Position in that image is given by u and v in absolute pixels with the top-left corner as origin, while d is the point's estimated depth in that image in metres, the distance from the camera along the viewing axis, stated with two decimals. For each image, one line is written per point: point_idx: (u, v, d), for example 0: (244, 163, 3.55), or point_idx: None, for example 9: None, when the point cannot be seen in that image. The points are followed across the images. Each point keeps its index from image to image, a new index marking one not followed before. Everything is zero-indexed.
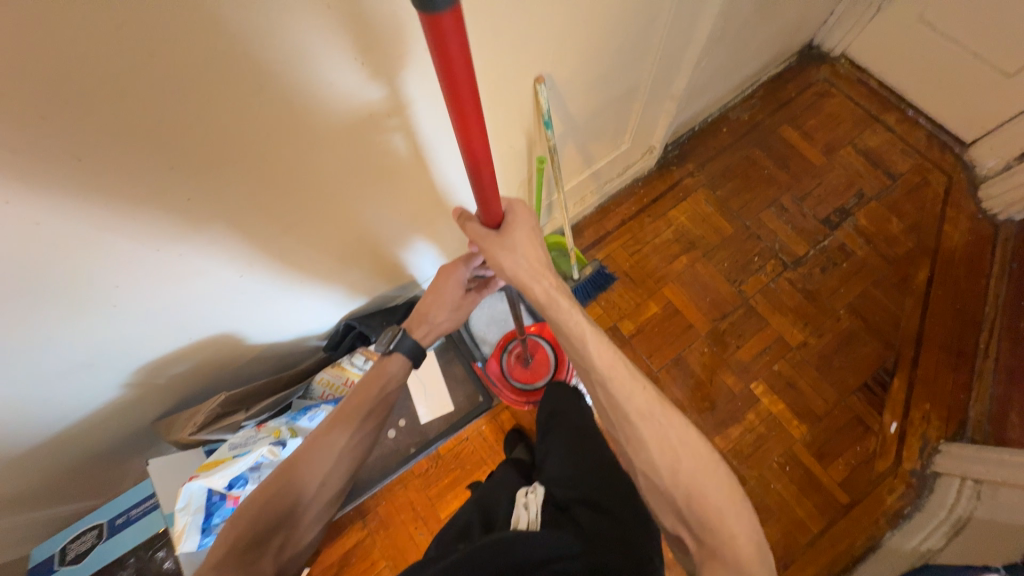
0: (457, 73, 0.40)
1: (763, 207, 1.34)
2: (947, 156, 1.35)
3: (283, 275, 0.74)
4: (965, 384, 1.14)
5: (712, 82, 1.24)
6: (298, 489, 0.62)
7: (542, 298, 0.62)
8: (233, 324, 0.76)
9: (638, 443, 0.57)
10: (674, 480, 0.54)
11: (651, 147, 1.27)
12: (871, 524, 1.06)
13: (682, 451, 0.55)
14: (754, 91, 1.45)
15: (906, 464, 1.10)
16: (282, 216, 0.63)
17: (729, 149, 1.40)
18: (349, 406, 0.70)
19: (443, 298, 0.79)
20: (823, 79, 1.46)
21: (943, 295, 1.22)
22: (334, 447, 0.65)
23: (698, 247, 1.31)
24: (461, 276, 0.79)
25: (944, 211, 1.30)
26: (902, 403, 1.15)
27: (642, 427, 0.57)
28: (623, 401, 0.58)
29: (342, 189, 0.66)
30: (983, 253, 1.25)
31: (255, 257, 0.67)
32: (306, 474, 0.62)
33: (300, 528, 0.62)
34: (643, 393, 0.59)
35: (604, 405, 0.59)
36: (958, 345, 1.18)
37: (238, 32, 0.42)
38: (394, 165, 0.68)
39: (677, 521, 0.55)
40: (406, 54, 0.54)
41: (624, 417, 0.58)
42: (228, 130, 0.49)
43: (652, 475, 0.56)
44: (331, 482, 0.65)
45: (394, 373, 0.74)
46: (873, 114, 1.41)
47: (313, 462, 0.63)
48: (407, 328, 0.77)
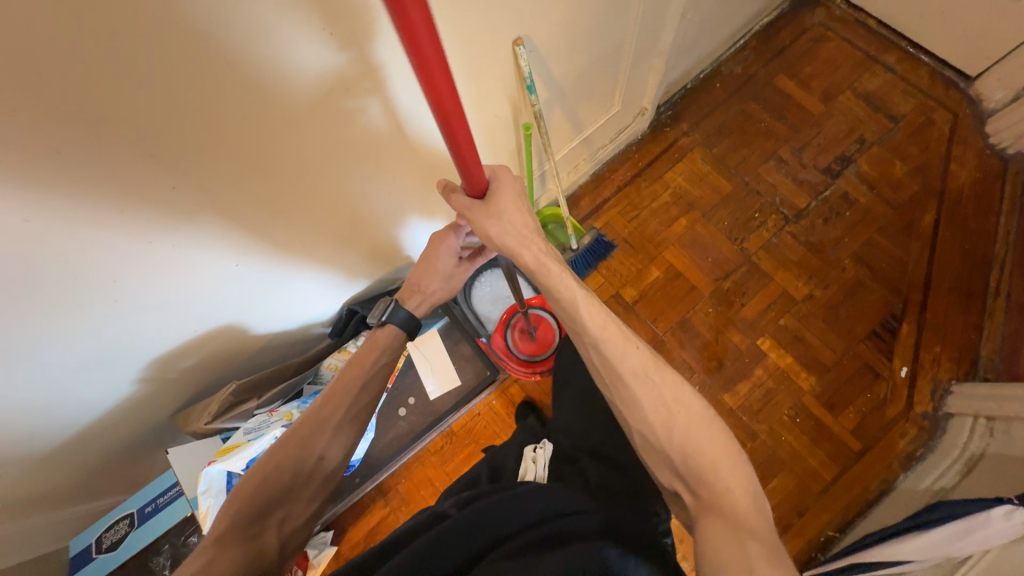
0: (422, 44, 0.40)
1: (762, 160, 1.31)
2: (952, 93, 1.30)
3: (279, 261, 0.74)
4: (976, 324, 1.13)
5: (701, 35, 1.20)
6: (296, 462, 0.64)
7: (532, 264, 0.62)
8: (235, 314, 0.77)
9: (633, 403, 0.57)
10: (669, 440, 0.55)
11: (642, 109, 1.24)
12: (883, 468, 1.07)
13: (676, 410, 0.56)
14: (747, 42, 1.40)
15: (917, 408, 1.10)
16: (270, 198, 0.63)
17: (723, 105, 1.36)
18: (345, 379, 0.71)
19: (434, 266, 0.80)
20: (818, 24, 1.40)
21: (951, 236, 1.20)
22: (330, 423, 0.67)
23: (696, 207, 1.29)
24: (452, 244, 0.79)
25: (950, 149, 1.26)
26: (912, 348, 1.14)
27: (639, 378, 0.58)
28: (619, 353, 0.59)
29: (326, 166, 0.65)
30: (992, 190, 1.21)
31: (249, 242, 0.67)
32: (305, 448, 0.65)
33: (300, 504, 0.64)
34: (636, 352, 0.59)
35: (598, 363, 0.60)
36: (968, 286, 1.16)
37: (197, 12, 0.41)
38: (378, 136, 0.67)
39: (673, 479, 0.56)
40: (372, 15, 0.52)
41: (618, 376, 0.58)
42: (198, 110, 0.48)
43: (648, 435, 0.57)
44: (331, 454, 0.67)
45: (385, 347, 0.75)
46: (872, 55, 1.36)
47: (313, 435, 0.65)
48: (399, 299, 0.79)
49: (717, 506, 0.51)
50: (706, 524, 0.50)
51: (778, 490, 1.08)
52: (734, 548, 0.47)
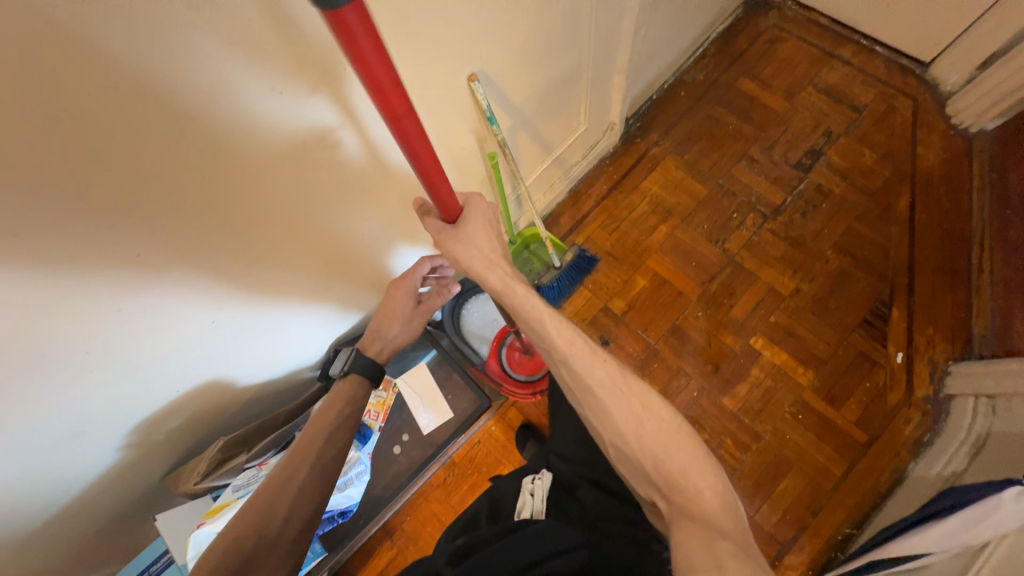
0: (377, 73, 0.42)
1: (734, 162, 1.33)
2: (909, 79, 1.34)
3: (261, 307, 0.75)
4: (965, 302, 1.14)
5: (657, 51, 1.24)
6: (258, 527, 0.65)
7: (499, 287, 0.62)
8: (223, 364, 0.77)
9: (604, 415, 0.58)
10: (640, 447, 0.56)
11: (611, 124, 1.27)
12: (893, 457, 1.06)
13: (647, 416, 0.57)
14: (706, 50, 1.44)
15: (918, 392, 1.09)
16: (245, 248, 0.64)
17: (690, 112, 1.40)
18: (307, 435, 0.74)
19: (394, 312, 0.86)
20: (772, 26, 1.44)
21: (928, 217, 1.21)
22: (292, 483, 0.69)
23: (675, 214, 1.31)
24: (410, 287, 0.86)
25: (915, 133, 1.29)
26: (905, 332, 1.14)
27: (603, 395, 0.58)
28: (585, 377, 0.59)
29: (297, 210, 0.66)
30: (961, 168, 1.24)
31: (227, 295, 0.68)
32: (270, 513, 0.67)
33: (266, 571, 0.63)
34: (603, 366, 0.60)
35: (567, 378, 0.61)
36: (952, 265, 1.17)
37: (154, 79, 0.43)
38: (349, 173, 0.69)
39: (648, 489, 0.56)
40: (323, 53, 0.53)
41: (589, 391, 0.59)
42: (157, 158, 0.48)
43: (620, 444, 0.57)
44: (294, 515, 0.68)
45: (347, 397, 0.79)
46: (828, 51, 1.40)
47: (279, 494, 0.68)
48: (360, 346, 0.84)
49: (688, 508, 0.51)
50: (681, 527, 0.50)
51: (790, 492, 1.05)
52: (703, 540, 0.47)
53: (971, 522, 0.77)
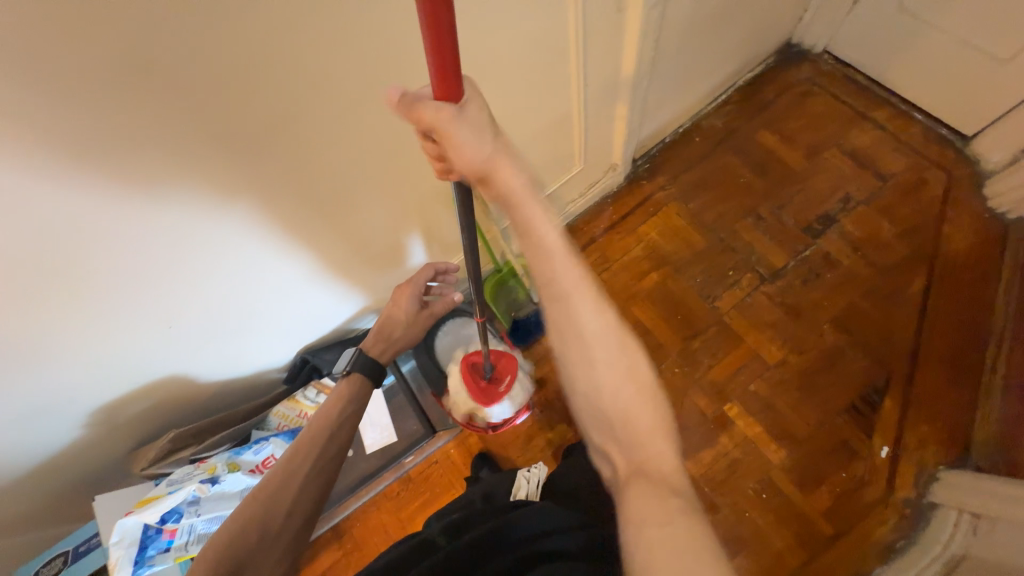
0: None
1: (739, 217, 1.28)
2: (947, 151, 1.24)
3: (263, 237, 0.73)
4: (970, 404, 1.04)
5: (674, 94, 1.22)
6: (264, 512, 0.66)
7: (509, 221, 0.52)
8: (192, 355, 0.84)
9: (589, 366, 0.53)
10: (612, 401, 0.52)
11: (613, 165, 1.26)
12: (859, 558, 0.98)
13: (630, 391, 0.52)
14: (729, 97, 1.39)
15: (899, 493, 1.01)
16: (203, 202, 0.63)
17: (703, 158, 1.35)
18: (314, 427, 0.76)
19: (399, 312, 0.96)
20: (804, 79, 1.38)
21: (944, 305, 1.12)
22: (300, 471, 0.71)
23: (670, 262, 1.27)
24: (414, 290, 0.97)
25: (944, 211, 1.19)
26: (895, 425, 1.06)
27: (597, 347, 0.53)
28: (581, 323, 0.53)
29: (267, 221, 0.72)
30: (991, 255, 1.14)
31: (228, 200, 0.65)
32: (271, 507, 0.67)
33: (266, 563, 0.63)
34: (604, 314, 0.54)
35: (561, 321, 0.54)
36: (962, 361, 1.07)
37: None
38: (354, 102, 0.65)
39: (608, 441, 0.54)
40: (302, 85, 0.59)
41: (578, 334, 0.53)
42: (110, 192, 0.56)
43: (592, 396, 0.53)
44: (300, 502, 0.69)
45: (349, 395, 0.82)
46: (861, 112, 1.32)
47: (284, 485, 0.69)
48: (364, 344, 0.91)
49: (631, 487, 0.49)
50: None
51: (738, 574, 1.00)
52: None
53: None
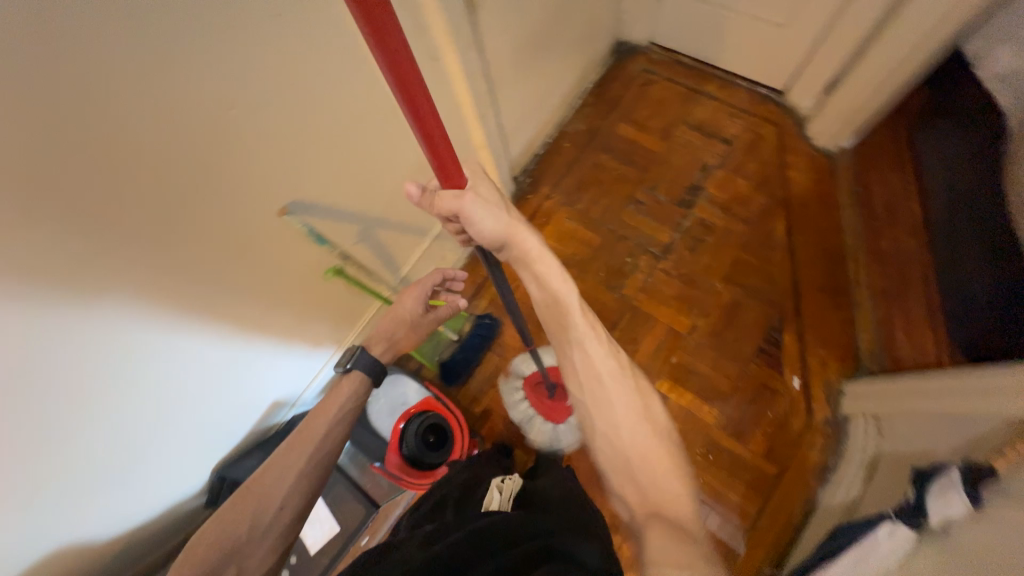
0: (402, 53, 0.40)
1: (622, 206, 1.37)
2: (771, 106, 1.41)
3: (154, 332, 0.69)
4: (849, 318, 1.18)
5: (530, 112, 1.28)
6: (251, 513, 0.71)
7: (534, 252, 0.70)
8: (90, 510, 0.73)
9: (607, 404, 0.63)
10: (629, 442, 0.60)
11: (494, 189, 1.30)
12: (803, 486, 1.07)
13: (641, 426, 0.61)
14: (583, 100, 1.50)
15: (818, 415, 1.11)
16: (78, 320, 0.59)
17: (575, 161, 1.43)
18: (313, 428, 0.79)
19: (403, 316, 0.95)
20: (641, 71, 1.51)
21: (806, 238, 1.26)
22: (294, 467, 0.74)
23: (573, 265, 1.33)
24: (419, 294, 0.97)
25: (784, 158, 1.35)
26: (798, 355, 1.17)
27: (609, 383, 0.64)
28: (595, 365, 0.65)
29: (127, 360, 0.67)
30: (828, 187, 1.30)
31: (110, 305, 0.62)
32: (264, 502, 0.72)
33: (255, 559, 0.69)
34: (615, 357, 0.67)
35: (580, 366, 0.67)
36: (833, 283, 1.21)
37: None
38: (263, 164, 0.69)
39: (625, 480, 0.60)
40: (139, 201, 0.58)
41: (596, 375, 0.65)
42: None
43: (613, 436, 0.61)
44: (288, 502, 0.72)
45: (349, 391, 0.85)
46: (695, 89, 1.47)
47: (274, 485, 0.73)
48: (367, 344, 0.93)
49: (652, 506, 0.55)
50: None
51: (710, 540, 1.05)
52: None
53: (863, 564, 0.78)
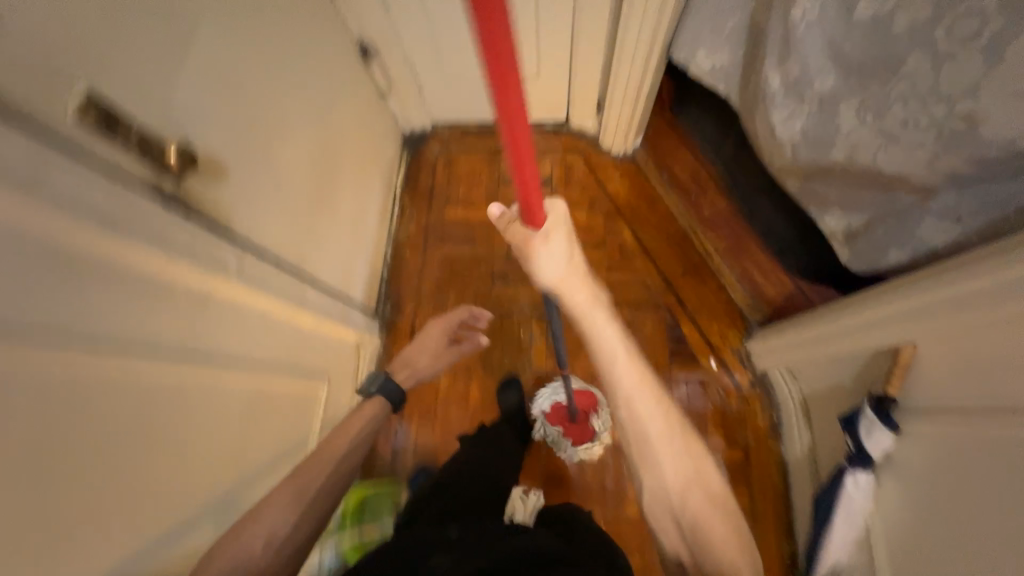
0: (506, 60, 0.39)
1: (490, 285, 1.34)
2: (564, 135, 1.49)
3: None
4: (720, 286, 1.28)
5: (357, 248, 1.18)
6: (264, 535, 0.66)
7: (578, 309, 0.62)
8: None
9: (657, 469, 0.60)
10: (682, 503, 0.60)
11: (360, 341, 1.17)
12: (769, 453, 1.13)
13: (696, 487, 0.60)
14: (401, 203, 1.45)
15: (744, 383, 1.19)
16: None
17: (424, 264, 1.37)
18: (323, 453, 0.78)
19: (427, 345, 1.08)
20: (439, 153, 1.50)
21: (651, 235, 1.36)
22: (307, 493, 0.73)
23: (476, 366, 1.26)
24: (445, 326, 1.10)
25: (597, 175, 1.44)
26: (702, 340, 1.24)
27: (661, 453, 0.60)
28: (647, 429, 0.61)
29: None
30: (644, 183, 1.41)
31: None
32: (276, 523, 0.68)
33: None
34: (664, 418, 0.62)
35: (628, 427, 0.62)
36: (692, 262, 1.31)
37: None
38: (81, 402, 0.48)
39: (674, 538, 0.60)
40: None
41: (644, 440, 0.61)
42: None
43: (666, 502, 0.60)
44: (299, 529, 0.70)
45: (370, 417, 0.89)
46: (494, 148, 1.50)
47: (287, 504, 0.70)
48: (390, 371, 1.00)
49: (707, 562, 0.56)
50: None
51: None
52: None
53: (855, 519, 0.83)
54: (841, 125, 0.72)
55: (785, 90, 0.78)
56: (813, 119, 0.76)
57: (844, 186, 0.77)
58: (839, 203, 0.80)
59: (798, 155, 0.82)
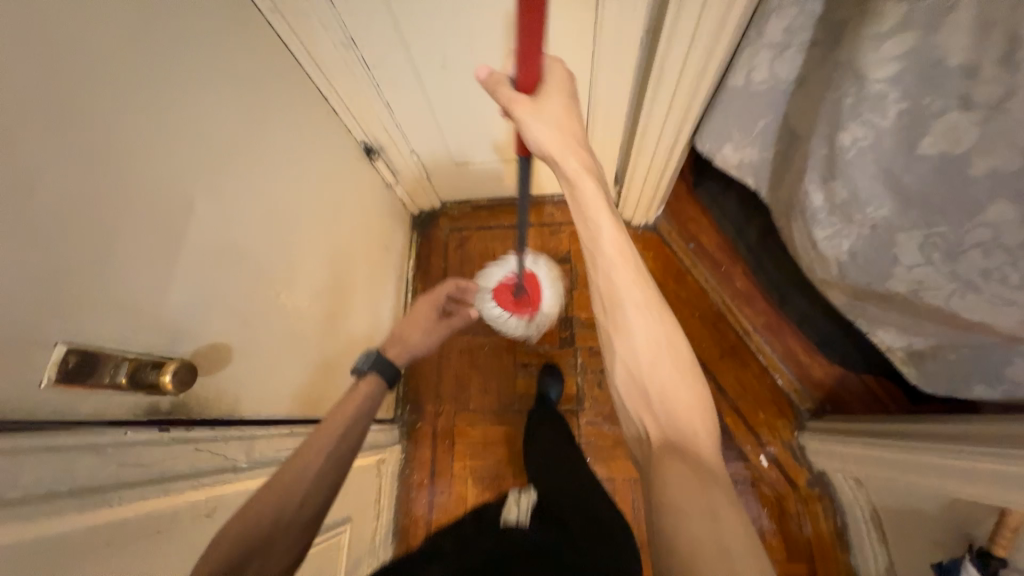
0: None
1: (513, 378, 1.25)
2: None
3: None
4: (763, 369, 1.18)
5: None
6: (279, 501, 0.58)
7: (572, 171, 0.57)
8: None
9: (633, 357, 0.53)
10: (671, 401, 0.51)
11: (382, 457, 1.10)
12: (837, 564, 1.02)
13: (684, 396, 0.51)
14: (414, 291, 1.38)
15: (801, 481, 1.09)
16: None
17: (442, 357, 1.28)
18: (328, 426, 0.67)
19: (416, 321, 1.00)
20: (450, 232, 1.43)
21: (682, 313, 1.27)
22: (316, 462, 0.63)
23: (505, 471, 1.18)
24: (439, 296, 1.05)
25: None
26: (749, 432, 1.14)
27: (631, 347, 0.53)
28: (624, 297, 0.54)
29: None
30: (670, 256, 1.32)
31: None
32: (289, 490, 0.59)
33: (277, 557, 0.56)
34: (639, 287, 0.54)
35: (604, 292, 0.55)
36: (729, 343, 1.22)
37: None
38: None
39: (646, 418, 0.52)
40: None
41: (618, 303, 0.54)
42: None
43: (635, 382, 0.53)
44: (313, 492, 0.61)
45: (369, 393, 0.76)
46: (507, 224, 1.42)
47: (295, 474, 0.61)
48: (383, 346, 0.93)
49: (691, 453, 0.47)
50: None
51: None
52: None
53: None
54: (900, 257, 0.64)
55: (829, 209, 0.70)
56: (863, 242, 0.68)
57: (906, 312, 0.70)
58: (899, 323, 0.73)
59: (848, 274, 0.74)
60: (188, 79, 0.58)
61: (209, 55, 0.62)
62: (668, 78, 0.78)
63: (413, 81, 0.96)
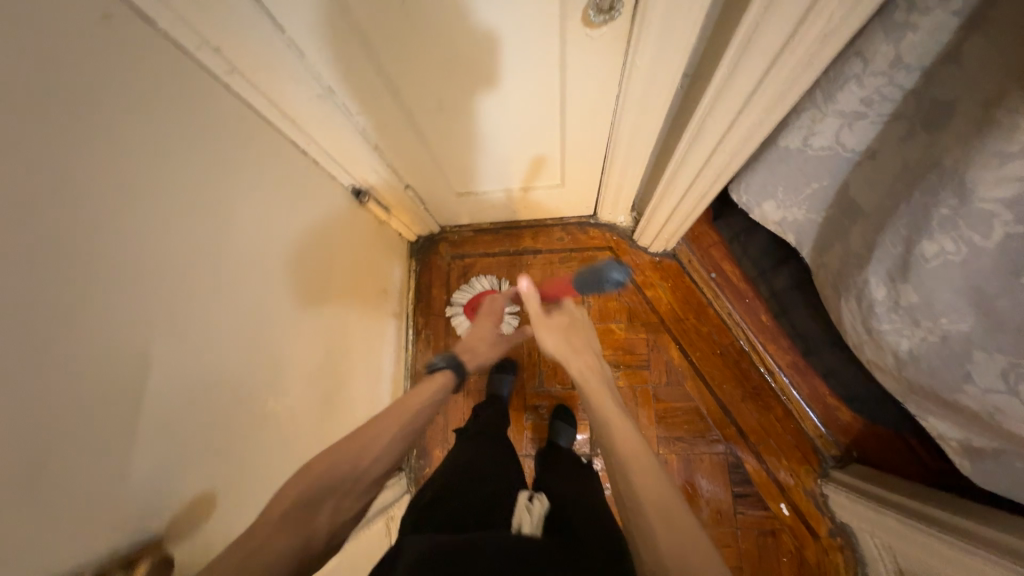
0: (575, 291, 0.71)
1: (523, 421, 1.20)
2: (592, 231, 1.30)
3: None
4: (786, 413, 1.13)
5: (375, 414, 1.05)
6: (355, 453, 0.57)
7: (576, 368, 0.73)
8: None
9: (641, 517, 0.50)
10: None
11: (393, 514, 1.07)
12: None
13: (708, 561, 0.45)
14: (416, 325, 1.30)
15: (822, 531, 1.06)
16: None
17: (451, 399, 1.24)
18: (399, 402, 0.65)
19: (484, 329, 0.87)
20: (452, 260, 1.33)
21: (701, 351, 1.20)
22: (390, 430, 0.61)
23: None
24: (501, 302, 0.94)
25: (634, 278, 1.26)
26: (770, 480, 1.10)
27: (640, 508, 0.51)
28: (629, 468, 0.55)
29: None
30: (689, 287, 1.23)
31: None
32: (363, 447, 0.58)
33: (349, 496, 0.55)
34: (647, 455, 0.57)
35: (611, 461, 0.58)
36: (751, 384, 1.16)
37: None
38: None
39: None
40: None
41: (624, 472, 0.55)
42: None
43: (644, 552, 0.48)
44: (382, 458, 0.59)
45: (439, 386, 0.71)
46: (513, 250, 1.31)
47: (372, 435, 0.59)
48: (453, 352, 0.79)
49: None
50: None
51: None
52: None
53: None
54: (975, 376, 0.55)
55: (890, 306, 0.61)
56: (929, 348, 0.59)
57: (970, 420, 0.62)
58: (957, 421, 0.66)
59: (905, 371, 0.65)
60: (134, 196, 0.48)
61: (163, 149, 0.52)
62: (706, 137, 0.67)
63: (404, 120, 0.83)
